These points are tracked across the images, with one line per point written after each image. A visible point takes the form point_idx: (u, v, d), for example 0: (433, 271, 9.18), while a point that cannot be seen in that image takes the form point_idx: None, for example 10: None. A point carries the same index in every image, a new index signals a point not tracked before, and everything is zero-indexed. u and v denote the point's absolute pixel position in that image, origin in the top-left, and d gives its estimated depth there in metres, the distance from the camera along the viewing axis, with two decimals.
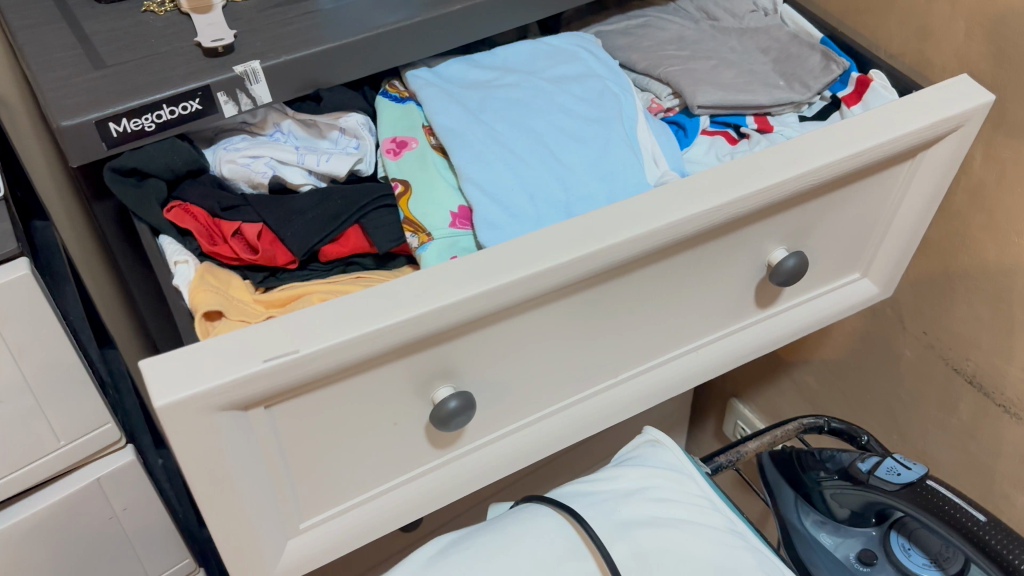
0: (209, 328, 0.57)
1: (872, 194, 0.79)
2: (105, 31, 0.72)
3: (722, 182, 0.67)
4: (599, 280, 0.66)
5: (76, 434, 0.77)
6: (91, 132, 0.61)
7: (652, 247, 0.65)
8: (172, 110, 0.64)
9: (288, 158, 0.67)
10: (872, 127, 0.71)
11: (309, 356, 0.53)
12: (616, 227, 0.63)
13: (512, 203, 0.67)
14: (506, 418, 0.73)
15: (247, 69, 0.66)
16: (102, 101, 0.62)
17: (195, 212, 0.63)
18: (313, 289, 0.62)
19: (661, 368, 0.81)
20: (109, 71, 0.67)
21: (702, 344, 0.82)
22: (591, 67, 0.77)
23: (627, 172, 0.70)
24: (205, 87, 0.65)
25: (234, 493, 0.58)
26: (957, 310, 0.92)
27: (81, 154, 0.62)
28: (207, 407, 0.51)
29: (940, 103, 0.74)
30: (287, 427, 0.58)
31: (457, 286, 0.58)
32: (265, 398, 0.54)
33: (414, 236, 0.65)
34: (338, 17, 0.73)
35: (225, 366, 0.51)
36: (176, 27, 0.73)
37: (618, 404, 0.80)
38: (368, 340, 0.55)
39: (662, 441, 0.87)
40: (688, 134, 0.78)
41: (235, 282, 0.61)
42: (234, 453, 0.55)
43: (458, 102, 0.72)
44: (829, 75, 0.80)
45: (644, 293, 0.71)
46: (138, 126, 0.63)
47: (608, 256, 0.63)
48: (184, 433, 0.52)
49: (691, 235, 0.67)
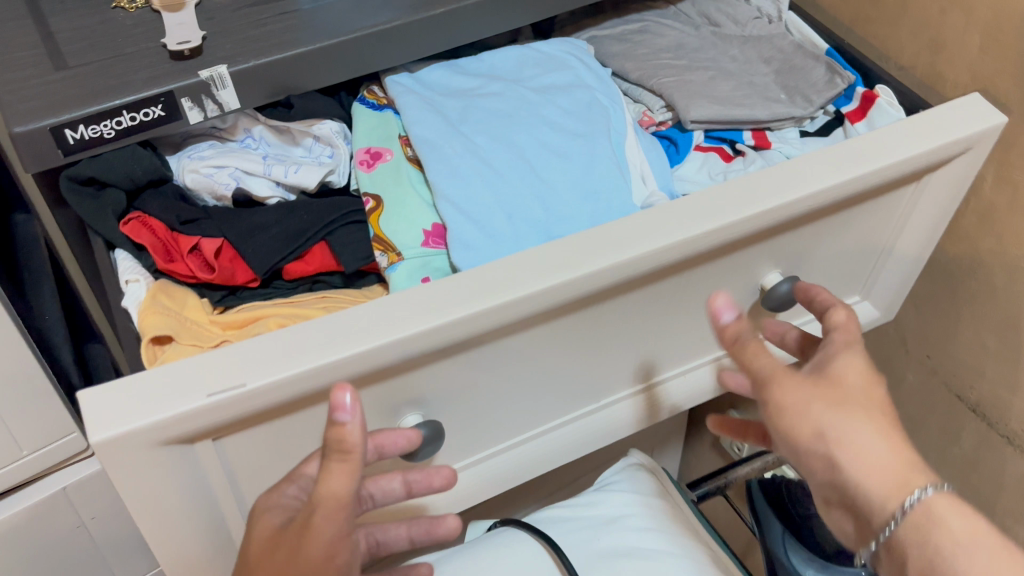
0: (157, 352, 0.55)
1: (875, 216, 0.75)
2: (72, 29, 0.69)
3: (713, 204, 0.63)
4: (579, 307, 0.62)
5: (39, 444, 0.73)
6: (46, 139, 0.58)
7: (634, 274, 0.61)
8: (133, 117, 0.61)
9: (254, 169, 0.64)
10: (876, 149, 0.67)
11: (258, 389, 0.50)
12: (594, 252, 0.59)
13: (489, 222, 0.63)
14: (482, 442, 0.70)
15: (213, 74, 0.62)
16: (58, 106, 0.59)
17: (153, 226, 0.60)
18: (271, 313, 0.59)
19: (647, 392, 0.77)
20: (70, 73, 0.63)
21: (691, 369, 0.79)
22: (581, 76, 0.73)
23: (612, 191, 0.66)
24: (168, 93, 0.61)
25: (183, 525, 0.55)
26: (962, 336, 0.88)
27: (36, 161, 0.59)
28: (149, 441, 0.49)
29: (951, 124, 0.69)
30: (239, 457, 0.55)
31: (422, 314, 0.54)
32: (210, 431, 0.51)
33: (383, 255, 0.62)
34: (314, 17, 0.69)
35: (164, 401, 0.48)
36: (146, 26, 0.69)
37: (602, 429, 0.77)
38: (324, 373, 0.52)
39: (647, 463, 0.85)
40: (679, 150, 0.74)
41: (190, 303, 0.59)
42: (180, 485, 0.52)
43: (438, 112, 0.69)
44: (833, 91, 0.76)
45: (629, 317, 0.67)
46: (96, 133, 0.60)
47: (586, 284, 0.59)
48: (125, 466, 0.49)
49: (677, 262, 0.63)
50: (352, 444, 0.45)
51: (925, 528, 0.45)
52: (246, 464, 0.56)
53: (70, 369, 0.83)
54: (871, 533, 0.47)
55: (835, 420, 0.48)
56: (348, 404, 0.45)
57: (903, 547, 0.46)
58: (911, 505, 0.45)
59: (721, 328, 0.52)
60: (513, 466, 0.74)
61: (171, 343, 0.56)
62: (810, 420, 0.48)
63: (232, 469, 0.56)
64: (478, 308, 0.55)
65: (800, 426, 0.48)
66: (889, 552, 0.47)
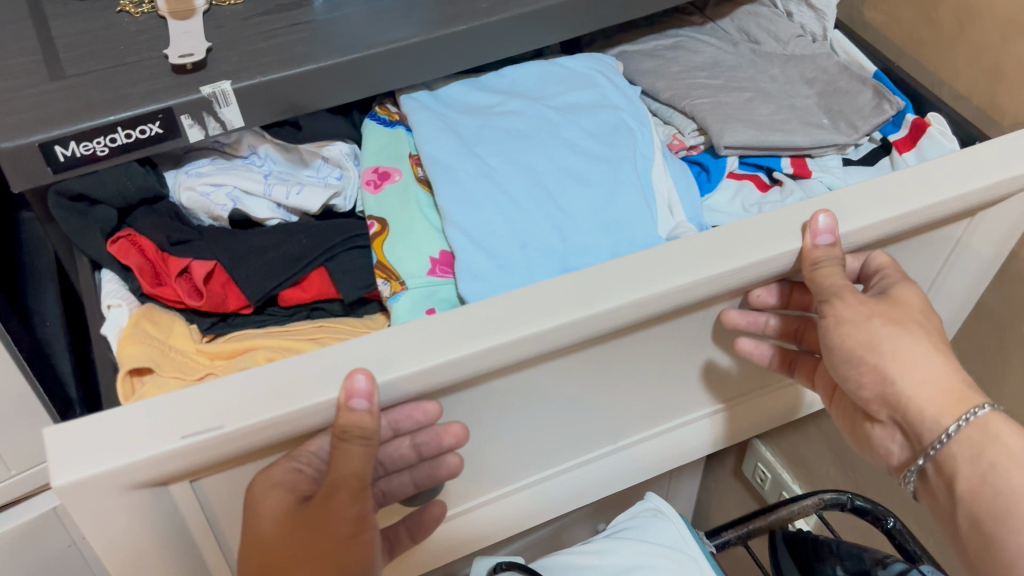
0: (134, 386, 0.51)
1: (922, 255, 0.69)
2: (73, 33, 0.65)
3: (756, 240, 0.56)
4: (596, 350, 0.56)
5: (29, 463, 0.69)
6: (35, 157, 0.53)
7: (661, 310, 0.55)
8: (129, 134, 0.56)
9: (254, 189, 0.60)
10: (928, 182, 0.61)
11: (236, 432, 0.45)
12: (615, 286, 0.53)
13: (500, 252, 0.59)
14: (488, 483, 0.65)
15: (215, 90, 0.57)
16: (48, 120, 0.54)
17: (142, 245, 0.57)
18: (262, 343, 0.55)
19: (666, 433, 0.71)
20: (67, 83, 0.59)
21: (718, 411, 0.73)
22: (606, 96, 0.68)
23: (635, 220, 0.61)
24: (166, 109, 0.56)
25: (159, 568, 0.51)
26: (1013, 384, 0.81)
27: (22, 179, 0.54)
28: (114, 484, 0.44)
29: (1009, 159, 0.63)
30: (218, 497, 0.51)
31: (421, 351, 0.49)
32: (186, 473, 0.47)
33: (385, 283, 0.58)
34: (329, 29, 0.64)
35: (135, 441, 0.44)
36: (152, 33, 0.64)
37: (612, 473, 0.72)
38: (310, 416, 0.47)
39: (663, 510, 0.79)
40: (711, 178, 0.69)
41: (177, 329, 0.55)
42: (152, 529, 0.48)
43: (452, 131, 0.64)
44: (880, 117, 0.71)
45: (655, 363, 0.61)
46: (89, 150, 0.55)
47: (606, 319, 0.52)
48: (90, 509, 0.45)
49: (706, 302, 0.58)
50: (371, 429, 0.46)
51: (979, 441, 0.50)
52: (226, 505, 0.52)
53: (71, 381, 0.71)
54: (920, 449, 0.53)
55: (887, 335, 0.53)
56: (364, 389, 0.46)
57: (954, 465, 0.51)
58: (967, 420, 0.50)
59: (812, 248, 0.55)
60: (517, 510, 0.69)
61: (151, 375, 0.52)
62: (867, 331, 0.54)
63: (210, 510, 0.52)
64: (481, 346, 0.49)
65: (854, 337, 0.54)
66: (937, 466, 0.52)
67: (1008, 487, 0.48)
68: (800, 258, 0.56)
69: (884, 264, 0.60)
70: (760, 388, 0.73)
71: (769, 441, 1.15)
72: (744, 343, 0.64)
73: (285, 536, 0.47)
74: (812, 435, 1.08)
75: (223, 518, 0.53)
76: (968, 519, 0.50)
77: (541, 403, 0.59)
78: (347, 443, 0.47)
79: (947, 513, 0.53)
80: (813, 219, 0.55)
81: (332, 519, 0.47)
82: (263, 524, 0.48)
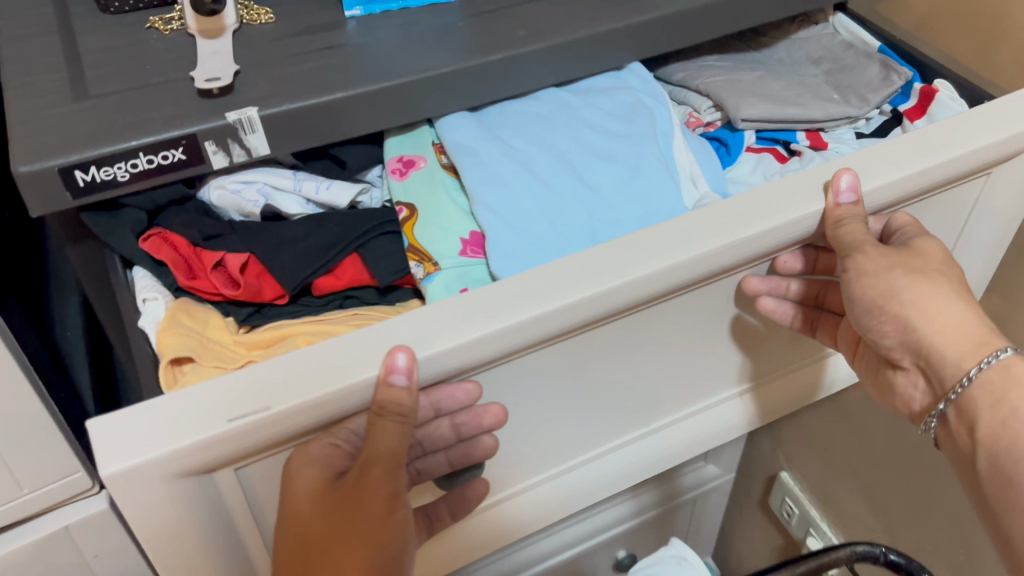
0: (176, 375, 0.51)
1: (941, 219, 0.70)
2: (101, 48, 0.62)
3: (784, 201, 0.56)
4: (626, 319, 0.56)
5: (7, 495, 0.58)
6: (53, 181, 0.51)
7: (692, 278, 0.55)
8: (150, 159, 0.53)
9: (285, 185, 0.60)
10: (944, 140, 0.62)
11: (282, 413, 0.45)
12: (644, 254, 0.53)
13: (531, 228, 0.59)
14: (521, 466, 0.64)
15: (241, 117, 0.55)
16: (69, 143, 0.52)
17: (174, 241, 0.56)
18: (299, 330, 0.55)
19: (695, 416, 0.71)
20: (91, 103, 0.56)
21: (747, 389, 0.73)
22: (622, 79, 0.69)
23: (662, 193, 0.62)
24: (190, 135, 0.54)
25: (201, 559, 0.50)
26: None
27: (40, 205, 0.51)
28: (162, 473, 0.44)
29: (1021, 116, 0.64)
30: (261, 484, 0.51)
31: (461, 322, 0.49)
32: (232, 459, 0.46)
33: (419, 266, 0.58)
34: (361, 55, 0.62)
35: (181, 425, 0.43)
36: (179, 51, 0.62)
37: (647, 456, 0.70)
38: (355, 395, 0.46)
39: (691, 560, 0.77)
40: (731, 151, 0.69)
41: (214, 321, 0.54)
42: (198, 520, 0.48)
43: (474, 117, 0.65)
44: (890, 87, 0.72)
45: (683, 335, 0.61)
46: (109, 175, 0.53)
47: (637, 288, 0.52)
48: (136, 500, 0.44)
49: (738, 267, 0.58)
50: (407, 406, 0.46)
51: (1001, 384, 0.51)
52: (267, 491, 0.51)
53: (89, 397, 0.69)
54: (943, 393, 0.55)
55: (907, 284, 0.54)
56: (404, 365, 0.46)
57: (974, 408, 0.53)
58: (989, 363, 0.52)
59: (835, 207, 0.55)
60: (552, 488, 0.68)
61: (191, 364, 0.52)
62: (886, 281, 0.55)
63: (250, 498, 0.51)
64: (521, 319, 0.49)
65: (877, 286, 0.55)
66: (958, 409, 0.54)
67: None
68: (822, 220, 0.56)
69: (906, 223, 0.61)
70: (787, 366, 0.74)
71: (797, 475, 1.11)
72: (766, 302, 0.63)
73: (318, 518, 0.47)
74: (841, 464, 1.03)
75: (264, 508, 0.53)
76: (987, 459, 0.52)
77: (575, 380, 0.59)
78: (383, 419, 0.47)
79: (966, 458, 0.54)
80: (835, 178, 0.56)
81: (367, 495, 0.47)
82: (298, 505, 0.47)
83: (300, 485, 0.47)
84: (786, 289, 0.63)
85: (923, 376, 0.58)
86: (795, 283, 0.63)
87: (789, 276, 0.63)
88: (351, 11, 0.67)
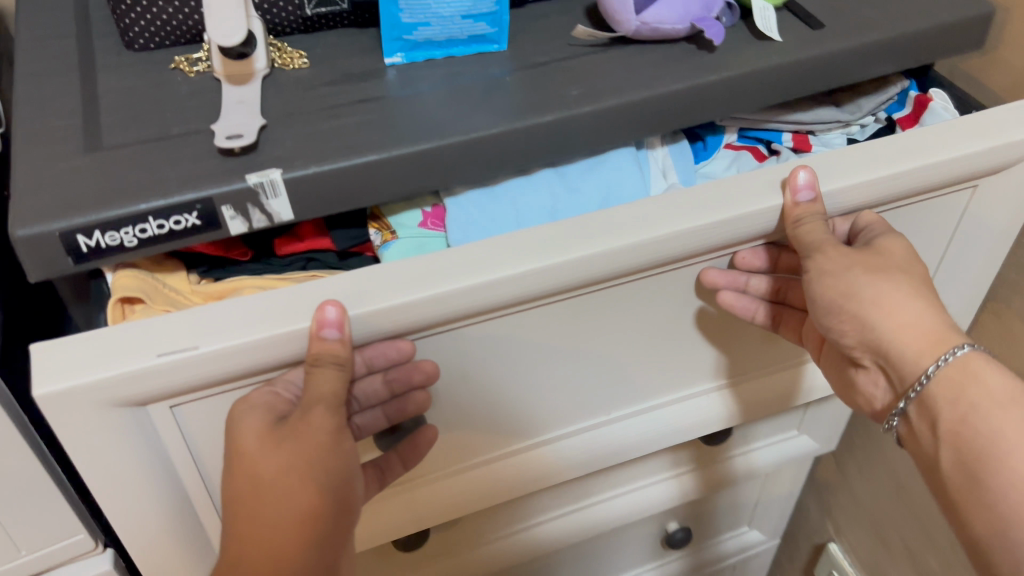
0: (126, 312, 0.53)
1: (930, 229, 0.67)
2: (121, 90, 0.56)
3: (740, 192, 0.55)
4: (577, 299, 0.56)
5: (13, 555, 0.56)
6: (53, 246, 0.46)
7: (643, 265, 0.55)
8: (161, 225, 0.48)
9: None
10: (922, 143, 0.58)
11: (212, 353, 0.46)
12: (587, 237, 0.52)
13: (490, 204, 0.60)
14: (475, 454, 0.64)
15: (263, 180, 0.49)
16: (72, 203, 0.47)
17: None
18: (251, 284, 0.57)
19: (670, 408, 0.70)
20: (102, 155, 0.51)
21: (727, 386, 0.71)
22: None
23: (626, 181, 0.62)
24: (206, 199, 0.49)
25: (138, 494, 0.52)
26: None
27: (41, 268, 0.47)
28: (98, 400, 0.46)
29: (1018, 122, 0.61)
30: (201, 427, 0.52)
31: (393, 286, 0.49)
32: (164, 396, 0.48)
33: (378, 233, 0.60)
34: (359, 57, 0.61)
35: (112, 355, 0.45)
36: (202, 99, 0.55)
37: (611, 451, 0.69)
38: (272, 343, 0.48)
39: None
40: (707, 147, 0.69)
41: (174, 271, 0.57)
42: (132, 452, 0.50)
43: None
44: (884, 95, 0.71)
45: (639, 327, 0.60)
46: (115, 241, 0.48)
47: (574, 272, 0.52)
48: (72, 428, 0.47)
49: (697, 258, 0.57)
50: (343, 357, 0.48)
51: (960, 381, 0.49)
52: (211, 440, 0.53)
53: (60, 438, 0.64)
54: (903, 391, 0.52)
55: (867, 283, 0.52)
56: (335, 318, 0.47)
57: (933, 404, 0.50)
58: (952, 358, 0.49)
59: (794, 206, 0.54)
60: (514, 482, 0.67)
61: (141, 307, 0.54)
62: (846, 281, 0.53)
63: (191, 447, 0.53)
64: (438, 292, 0.49)
65: (832, 284, 0.53)
66: (920, 406, 0.51)
67: (992, 426, 0.48)
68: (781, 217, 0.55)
69: (872, 221, 0.58)
70: (765, 368, 0.72)
71: (846, 549, 1.01)
72: (726, 296, 0.61)
73: (261, 454, 0.47)
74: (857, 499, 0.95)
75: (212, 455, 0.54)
76: (954, 458, 0.49)
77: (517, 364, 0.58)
78: (319, 369, 0.48)
79: (929, 456, 0.52)
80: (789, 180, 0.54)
81: (309, 429, 0.47)
82: (243, 442, 0.47)
83: (246, 423, 0.48)
84: (749, 284, 0.61)
85: (878, 379, 0.55)
86: (760, 280, 0.61)
87: (751, 272, 0.61)
88: (392, 58, 0.60)
